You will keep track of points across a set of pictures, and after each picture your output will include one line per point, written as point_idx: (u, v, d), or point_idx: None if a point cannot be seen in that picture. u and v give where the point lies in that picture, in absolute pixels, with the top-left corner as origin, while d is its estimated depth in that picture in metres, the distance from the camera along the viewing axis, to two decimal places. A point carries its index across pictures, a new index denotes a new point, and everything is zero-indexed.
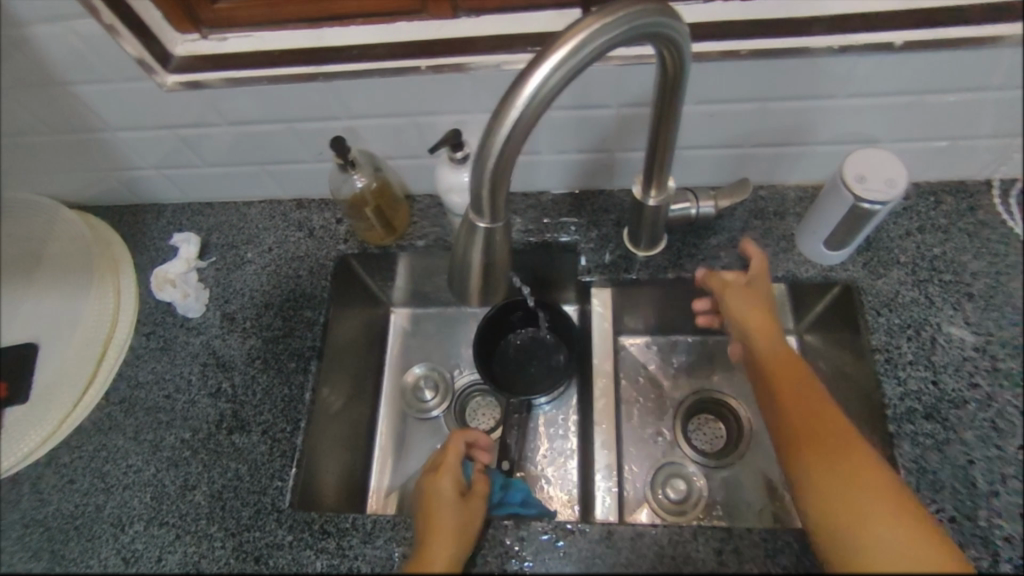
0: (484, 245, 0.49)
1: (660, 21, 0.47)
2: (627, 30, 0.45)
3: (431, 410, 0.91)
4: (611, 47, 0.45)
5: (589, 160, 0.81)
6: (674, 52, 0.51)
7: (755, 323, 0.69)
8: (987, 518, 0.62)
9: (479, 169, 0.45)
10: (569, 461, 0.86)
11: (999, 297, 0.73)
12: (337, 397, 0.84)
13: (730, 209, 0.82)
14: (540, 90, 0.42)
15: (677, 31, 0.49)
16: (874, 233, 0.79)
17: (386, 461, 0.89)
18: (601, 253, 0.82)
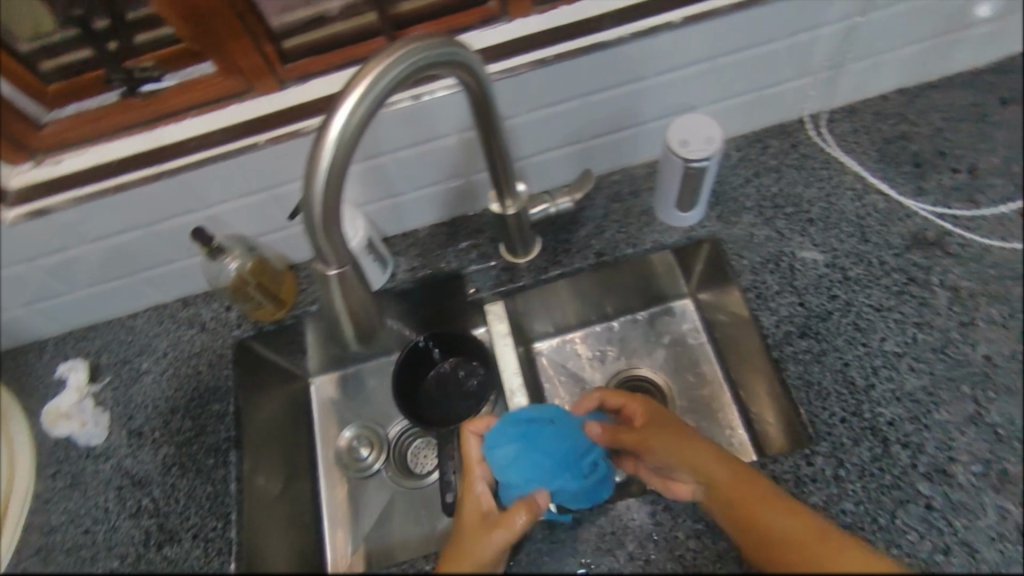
0: (342, 291, 0.52)
1: (439, 49, 0.51)
2: (410, 66, 0.49)
3: (372, 467, 0.93)
4: (400, 84, 0.49)
5: (452, 188, 0.85)
6: (468, 71, 0.55)
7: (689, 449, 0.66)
8: (870, 410, 0.69)
9: (309, 222, 0.48)
10: None
11: (834, 216, 0.83)
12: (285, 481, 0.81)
13: (591, 200, 0.88)
14: (341, 139, 0.46)
15: (460, 53, 0.53)
16: (721, 187, 0.87)
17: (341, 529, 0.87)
18: (484, 270, 0.85)
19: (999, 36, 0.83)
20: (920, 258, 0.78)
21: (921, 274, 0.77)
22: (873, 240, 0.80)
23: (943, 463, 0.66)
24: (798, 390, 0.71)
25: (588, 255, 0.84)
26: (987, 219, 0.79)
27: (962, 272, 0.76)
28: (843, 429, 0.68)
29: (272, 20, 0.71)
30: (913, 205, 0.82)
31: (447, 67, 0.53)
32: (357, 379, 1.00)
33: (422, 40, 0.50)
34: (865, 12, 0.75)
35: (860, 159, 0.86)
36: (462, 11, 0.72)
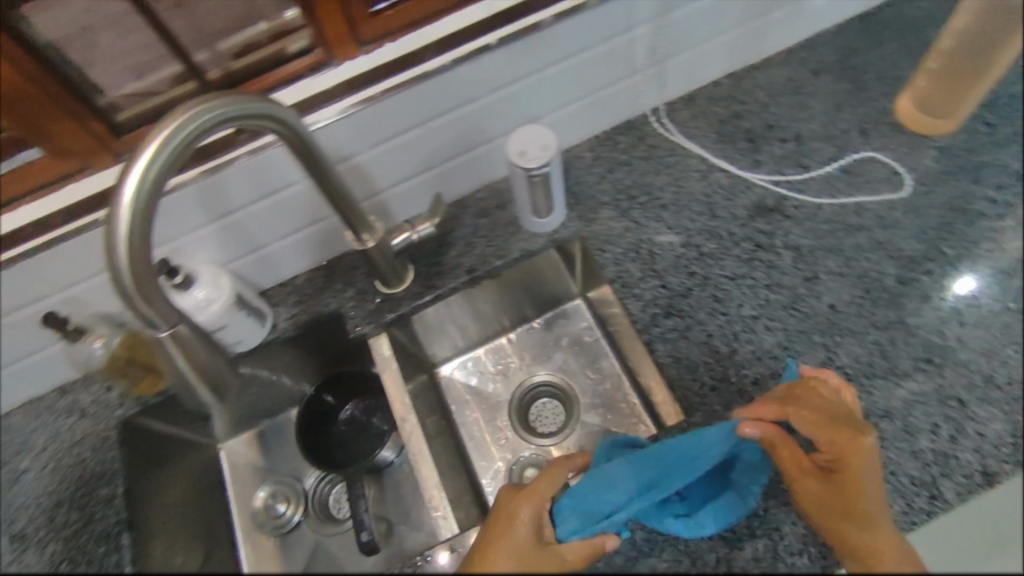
0: (183, 352, 0.53)
1: (221, 110, 0.50)
2: (202, 126, 0.49)
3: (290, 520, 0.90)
4: (183, 153, 0.49)
5: (318, 230, 0.85)
6: (279, 122, 0.56)
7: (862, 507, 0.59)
8: (737, 373, 0.73)
9: (125, 293, 0.49)
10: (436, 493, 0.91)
11: (684, 199, 0.87)
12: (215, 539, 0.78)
13: (459, 221, 0.91)
14: (132, 210, 0.46)
15: (249, 107, 0.53)
16: (579, 188, 0.90)
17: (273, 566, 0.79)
18: (363, 305, 0.87)
19: (802, 14, 0.90)
20: (764, 225, 0.83)
21: (766, 239, 0.82)
22: (721, 214, 0.85)
23: None
24: (669, 367, 0.75)
25: (461, 274, 0.87)
26: (817, 180, 0.85)
27: (801, 232, 0.82)
28: (713, 397, 0.72)
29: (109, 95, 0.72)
30: (751, 176, 0.87)
31: (239, 122, 0.53)
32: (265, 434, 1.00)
33: (202, 104, 0.50)
34: (671, 9, 0.80)
35: (700, 142, 0.91)
36: (289, 62, 0.73)
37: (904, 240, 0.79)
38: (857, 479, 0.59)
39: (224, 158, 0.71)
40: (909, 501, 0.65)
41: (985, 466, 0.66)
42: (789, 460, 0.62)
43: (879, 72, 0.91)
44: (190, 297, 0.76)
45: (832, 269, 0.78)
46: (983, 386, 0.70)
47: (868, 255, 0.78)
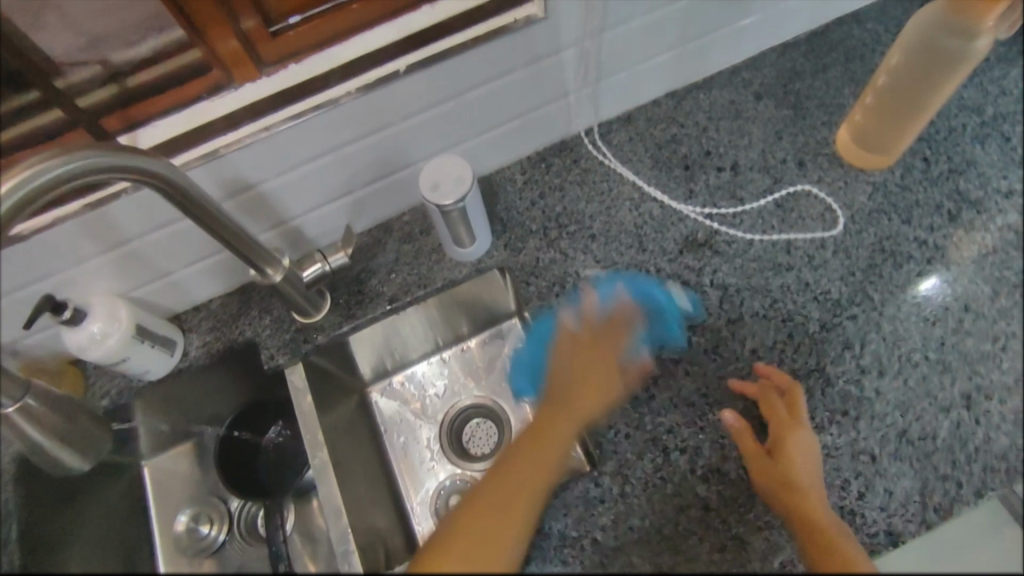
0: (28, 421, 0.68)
1: (54, 171, 0.48)
2: (39, 184, 0.47)
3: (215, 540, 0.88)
4: (11, 218, 0.47)
5: (228, 257, 0.81)
6: (143, 173, 0.54)
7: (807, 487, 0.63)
8: (653, 421, 0.72)
9: None
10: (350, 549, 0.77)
11: (614, 228, 0.84)
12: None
13: (382, 245, 0.86)
14: None
15: (101, 160, 0.50)
16: (507, 213, 0.87)
17: None
18: (278, 334, 0.83)
19: (742, 35, 0.87)
20: (692, 261, 0.80)
21: (694, 276, 0.79)
22: (650, 248, 0.82)
23: (717, 461, 0.69)
24: None
25: (381, 302, 0.83)
26: (751, 213, 0.82)
27: (729, 269, 0.79)
28: (627, 445, 0.71)
29: (10, 99, 0.66)
30: (684, 207, 0.84)
31: (83, 180, 0.50)
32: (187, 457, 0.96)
33: (43, 160, 0.48)
34: (598, 33, 0.75)
35: (636, 168, 0.87)
36: (179, 84, 0.68)
37: (831, 281, 0.77)
38: (794, 460, 0.65)
39: (108, 191, 0.67)
40: None
41: (890, 524, 0.66)
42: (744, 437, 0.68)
43: (821, 99, 0.88)
44: (80, 335, 0.73)
45: (757, 311, 0.76)
46: (896, 441, 0.69)
47: (794, 297, 0.77)
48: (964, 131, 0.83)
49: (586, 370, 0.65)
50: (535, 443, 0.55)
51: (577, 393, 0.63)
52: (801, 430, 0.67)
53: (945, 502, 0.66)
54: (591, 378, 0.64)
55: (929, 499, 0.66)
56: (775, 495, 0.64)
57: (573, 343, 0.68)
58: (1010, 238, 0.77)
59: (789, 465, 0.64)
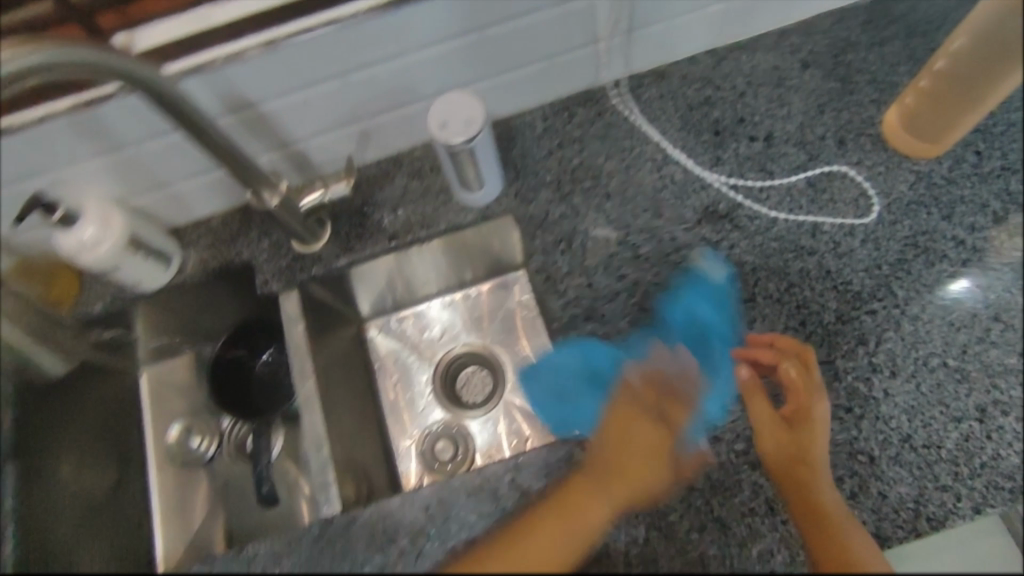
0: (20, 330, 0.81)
1: (23, 61, 0.47)
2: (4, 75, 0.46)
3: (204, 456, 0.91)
4: None
5: (223, 177, 0.79)
6: (117, 71, 0.52)
7: (816, 452, 0.62)
8: None
9: None
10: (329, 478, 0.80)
11: (632, 189, 0.80)
12: (104, 482, 0.84)
13: (390, 179, 0.83)
14: None
15: (70, 54, 0.49)
16: (522, 160, 0.83)
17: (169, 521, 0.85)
18: (275, 261, 0.82)
19: None
20: (708, 233, 0.76)
21: (709, 249, 0.75)
22: (666, 214, 0.78)
23: (707, 442, 0.67)
24: None
25: (382, 239, 0.80)
26: (780, 189, 0.77)
27: (747, 246, 0.75)
28: None
29: None
30: (708, 174, 0.79)
31: (52, 75, 0.50)
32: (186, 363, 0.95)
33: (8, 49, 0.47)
34: None
35: (663, 129, 0.82)
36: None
37: (854, 272, 0.72)
38: (815, 436, 0.63)
39: (98, 92, 0.64)
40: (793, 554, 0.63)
41: (879, 529, 0.63)
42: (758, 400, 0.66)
43: (873, 74, 0.81)
44: (71, 238, 0.71)
45: (770, 294, 0.72)
46: (897, 446, 0.66)
47: (812, 284, 0.72)
48: None
49: (643, 451, 0.59)
50: (576, 506, 0.54)
51: (614, 486, 0.56)
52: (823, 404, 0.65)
53: (940, 513, 0.63)
54: (637, 453, 0.58)
55: (923, 508, 0.64)
56: (781, 459, 0.63)
57: (623, 408, 0.62)
58: None
59: (806, 428, 0.63)
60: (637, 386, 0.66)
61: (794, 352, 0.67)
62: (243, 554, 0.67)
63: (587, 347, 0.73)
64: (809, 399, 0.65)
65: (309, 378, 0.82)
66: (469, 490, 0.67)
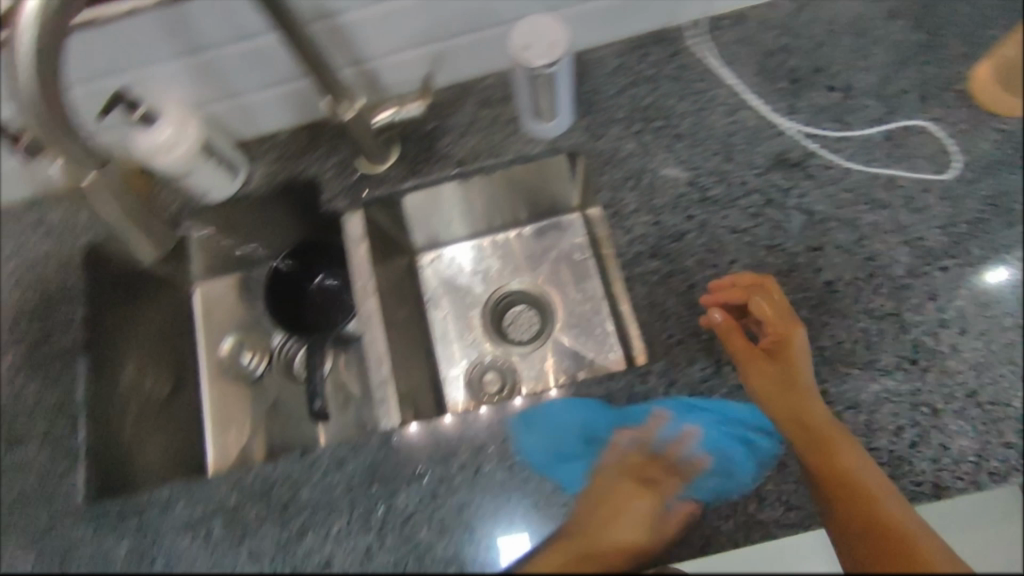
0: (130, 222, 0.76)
1: None
2: None
3: (254, 372, 0.93)
4: None
5: (302, 88, 0.79)
6: None
7: (800, 383, 0.65)
8: (706, 332, 0.70)
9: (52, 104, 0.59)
10: (387, 395, 0.78)
11: (703, 131, 0.79)
12: (161, 388, 0.88)
13: (460, 105, 0.83)
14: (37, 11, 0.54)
15: None
16: (594, 96, 0.82)
17: (222, 431, 0.90)
18: (341, 179, 0.82)
19: None
20: (780, 179, 0.76)
21: (780, 195, 0.75)
22: (738, 158, 0.77)
23: None
24: (640, 311, 0.72)
25: (450, 164, 0.81)
26: (858, 139, 0.76)
27: (819, 195, 0.74)
28: (677, 351, 0.70)
29: None
30: (782, 120, 0.78)
31: None
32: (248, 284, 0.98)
33: None
34: None
35: (739, 73, 0.81)
36: None
37: (927, 227, 0.72)
38: (798, 366, 0.66)
39: None
40: None
41: (935, 478, 0.64)
42: (738, 337, 0.67)
43: (962, 28, 0.79)
44: (151, 134, 0.72)
45: (841, 244, 0.72)
46: (960, 400, 0.66)
47: (884, 237, 0.72)
48: None
49: (634, 526, 0.54)
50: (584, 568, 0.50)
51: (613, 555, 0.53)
52: (798, 332, 0.67)
53: (999, 467, 0.64)
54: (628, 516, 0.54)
55: (981, 461, 0.65)
56: (771, 390, 0.65)
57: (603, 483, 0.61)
58: None
59: (790, 359, 0.66)
60: (624, 449, 0.62)
61: (761, 286, 0.69)
62: (311, 456, 0.71)
63: (595, 410, 0.67)
64: (790, 330, 0.67)
65: (371, 297, 0.82)
66: (530, 412, 0.69)
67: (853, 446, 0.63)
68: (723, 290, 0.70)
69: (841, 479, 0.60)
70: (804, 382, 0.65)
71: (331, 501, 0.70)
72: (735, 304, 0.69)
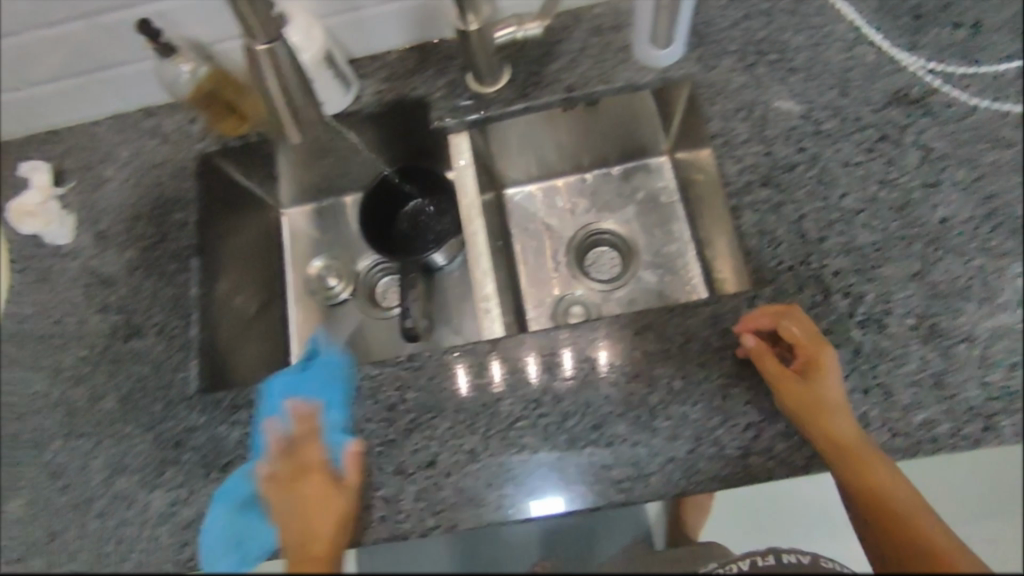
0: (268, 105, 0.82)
1: None
2: None
3: (340, 295, 0.97)
4: None
5: (432, 1, 0.82)
6: None
7: (833, 402, 0.61)
8: (818, 261, 0.69)
9: None
10: (489, 311, 0.79)
11: (818, 66, 0.78)
12: (249, 303, 0.89)
13: (569, 32, 0.84)
14: None
15: None
16: (706, 28, 0.82)
17: (310, 344, 0.94)
18: (450, 99, 0.83)
19: None
20: (899, 116, 0.74)
21: (896, 131, 0.74)
22: (853, 94, 0.76)
23: (880, 315, 0.67)
24: (750, 238, 0.72)
25: (559, 88, 0.81)
26: (981, 78, 0.75)
27: (939, 132, 0.73)
28: (788, 278, 0.69)
29: None
30: (902, 58, 0.77)
31: None
32: (334, 213, 1.02)
33: None
34: None
35: (857, 10, 0.80)
36: None
37: None
38: (830, 385, 0.62)
39: None
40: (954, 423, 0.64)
41: None
42: (771, 363, 0.63)
43: None
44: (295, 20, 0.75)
45: (960, 181, 0.71)
46: None
47: (1005, 176, 0.71)
48: None
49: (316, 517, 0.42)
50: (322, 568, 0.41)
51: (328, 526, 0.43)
52: (829, 351, 0.63)
53: None
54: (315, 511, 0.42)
55: None
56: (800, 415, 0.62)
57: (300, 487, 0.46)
58: None
59: (820, 379, 0.62)
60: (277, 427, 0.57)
61: (786, 311, 0.65)
62: (416, 360, 0.73)
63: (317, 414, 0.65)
64: (820, 348, 0.63)
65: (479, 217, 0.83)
66: (635, 329, 0.70)
67: (888, 466, 0.59)
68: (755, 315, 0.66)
69: (874, 504, 0.57)
70: (838, 400, 0.61)
71: (436, 403, 0.71)
72: (766, 329, 0.65)
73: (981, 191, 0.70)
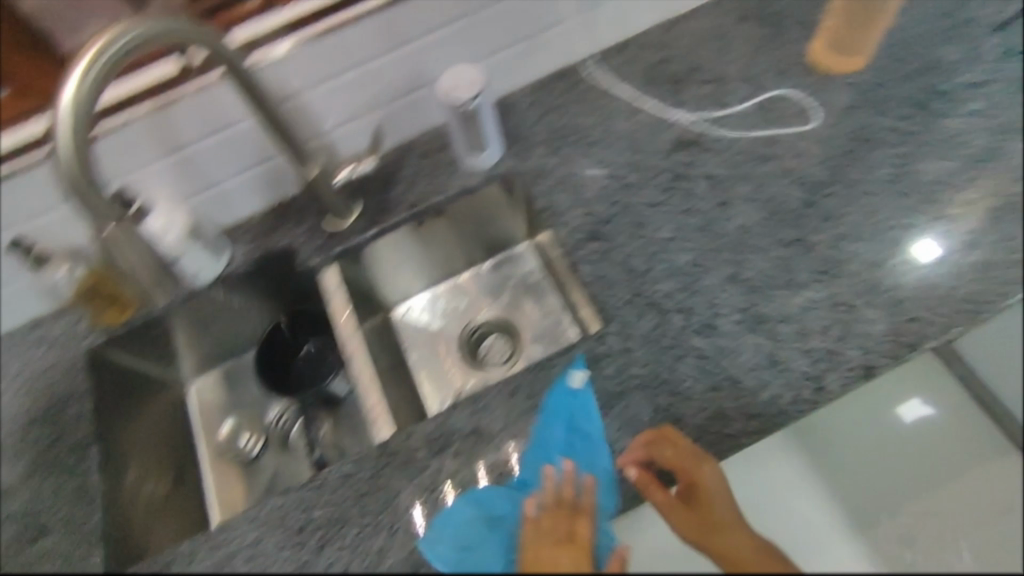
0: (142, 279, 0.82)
1: (136, 34, 0.59)
2: (130, 40, 0.59)
3: (251, 452, 0.97)
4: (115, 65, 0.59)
5: (280, 164, 0.92)
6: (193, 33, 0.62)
7: (721, 516, 0.63)
8: (648, 290, 0.80)
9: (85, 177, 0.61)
10: (380, 416, 0.83)
11: (611, 135, 0.93)
12: (162, 485, 0.90)
13: (404, 160, 0.96)
14: (70, 98, 0.57)
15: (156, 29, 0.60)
16: (517, 128, 0.95)
17: (227, 505, 0.94)
18: (312, 241, 0.93)
19: None
20: (684, 157, 0.89)
21: (684, 169, 0.88)
22: (644, 149, 0.90)
23: (709, 319, 0.77)
24: (590, 285, 0.82)
25: (403, 208, 0.93)
26: (734, 116, 0.91)
27: (716, 162, 0.88)
28: (628, 309, 0.79)
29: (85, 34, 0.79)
30: (675, 116, 0.92)
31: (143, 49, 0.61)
32: (238, 373, 1.04)
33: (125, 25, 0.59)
34: None
35: (631, 88, 0.96)
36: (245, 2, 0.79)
37: (809, 166, 0.86)
38: (714, 500, 0.64)
39: (174, 94, 0.78)
40: (797, 393, 0.72)
41: (869, 360, 0.73)
42: (657, 493, 0.66)
43: (798, 18, 0.97)
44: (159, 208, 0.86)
45: (744, 195, 0.85)
46: (868, 292, 0.77)
47: (776, 182, 0.85)
48: (925, 40, 0.92)
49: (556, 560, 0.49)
50: None
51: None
52: (708, 466, 0.67)
53: (916, 338, 0.74)
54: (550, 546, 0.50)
55: (898, 338, 0.74)
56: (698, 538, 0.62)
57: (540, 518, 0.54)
58: (970, 122, 0.85)
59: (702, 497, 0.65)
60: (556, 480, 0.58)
61: (661, 435, 0.69)
62: (318, 479, 0.76)
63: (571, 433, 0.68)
64: (699, 467, 0.66)
65: (359, 338, 0.88)
66: (510, 391, 0.77)
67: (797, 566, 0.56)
68: (631, 450, 0.70)
69: None
70: (727, 512, 0.63)
71: (340, 516, 0.74)
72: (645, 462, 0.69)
73: (762, 200, 0.84)
